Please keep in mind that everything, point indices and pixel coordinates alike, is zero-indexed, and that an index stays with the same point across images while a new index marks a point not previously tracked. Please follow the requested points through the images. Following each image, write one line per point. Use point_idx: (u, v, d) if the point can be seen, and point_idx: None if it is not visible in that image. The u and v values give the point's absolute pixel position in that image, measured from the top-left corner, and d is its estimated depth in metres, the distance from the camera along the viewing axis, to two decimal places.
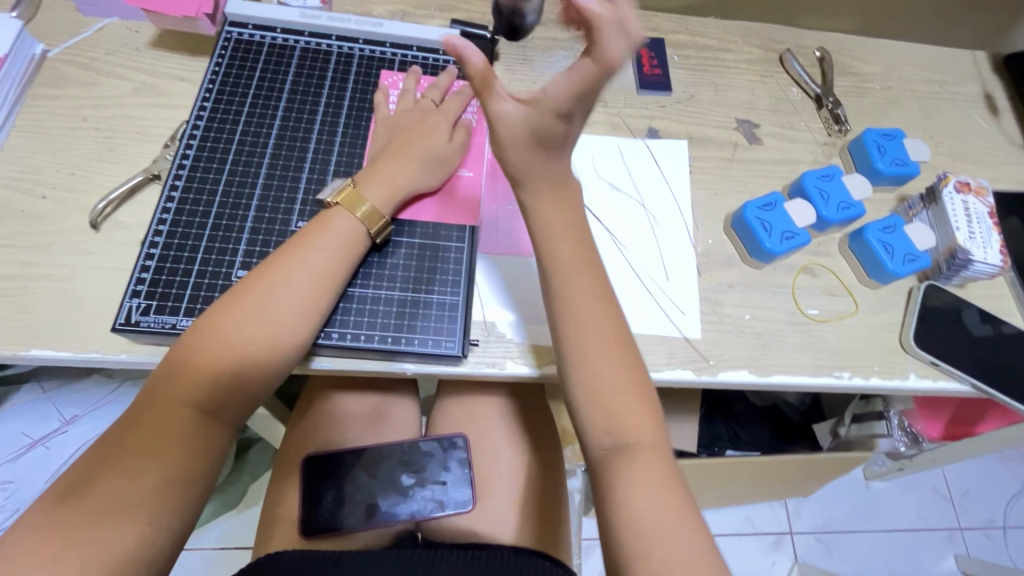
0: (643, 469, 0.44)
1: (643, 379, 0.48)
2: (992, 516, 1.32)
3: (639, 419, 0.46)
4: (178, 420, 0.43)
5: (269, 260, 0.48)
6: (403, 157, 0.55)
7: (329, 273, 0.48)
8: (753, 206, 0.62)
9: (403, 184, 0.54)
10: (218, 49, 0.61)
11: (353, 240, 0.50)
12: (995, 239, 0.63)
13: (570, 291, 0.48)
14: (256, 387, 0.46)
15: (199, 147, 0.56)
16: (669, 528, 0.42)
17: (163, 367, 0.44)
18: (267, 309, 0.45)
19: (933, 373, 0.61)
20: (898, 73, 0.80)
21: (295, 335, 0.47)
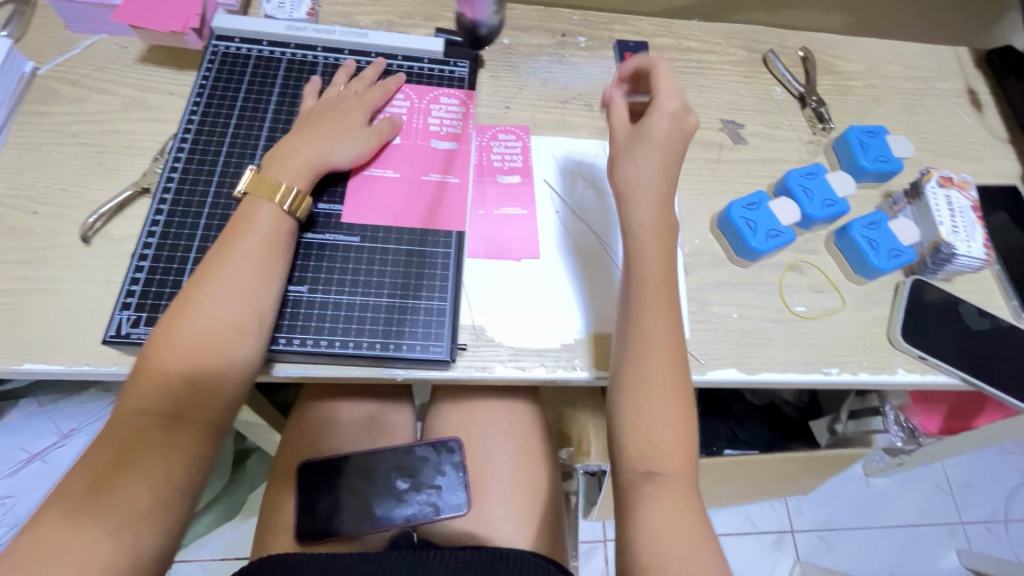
0: (670, 495, 0.45)
1: (691, 419, 0.48)
2: (994, 510, 1.32)
3: (671, 449, 0.46)
4: (147, 430, 0.43)
5: (202, 266, 0.48)
6: (319, 141, 0.55)
7: (259, 265, 0.49)
8: (737, 206, 0.63)
9: (321, 166, 0.54)
10: (205, 62, 0.62)
11: (272, 226, 0.50)
12: (979, 233, 0.64)
13: (645, 327, 0.49)
14: (224, 386, 0.46)
15: (187, 160, 0.57)
16: (687, 553, 0.42)
17: (126, 384, 0.45)
18: (206, 308, 0.46)
19: (921, 367, 0.61)
20: (881, 71, 0.81)
21: (243, 329, 0.47)
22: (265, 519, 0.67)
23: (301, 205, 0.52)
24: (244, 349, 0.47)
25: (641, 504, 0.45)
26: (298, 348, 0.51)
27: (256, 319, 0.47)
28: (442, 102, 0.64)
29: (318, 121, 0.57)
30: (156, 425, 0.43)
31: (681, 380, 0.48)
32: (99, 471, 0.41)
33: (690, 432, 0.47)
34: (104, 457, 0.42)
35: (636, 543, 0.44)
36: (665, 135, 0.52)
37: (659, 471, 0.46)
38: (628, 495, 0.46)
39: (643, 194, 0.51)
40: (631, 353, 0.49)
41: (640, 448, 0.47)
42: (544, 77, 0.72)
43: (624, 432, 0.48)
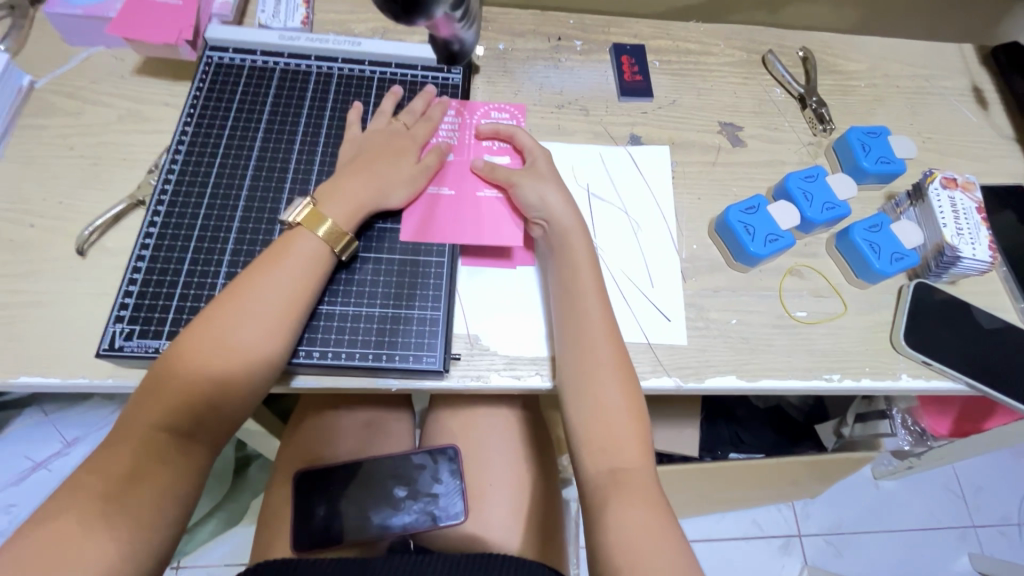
0: (632, 490, 0.46)
1: (646, 421, 0.50)
2: (1006, 513, 1.30)
3: (628, 444, 0.48)
4: (156, 443, 0.43)
5: (240, 280, 0.49)
6: (368, 170, 0.55)
7: (300, 292, 0.49)
8: (735, 210, 0.62)
9: (366, 200, 0.54)
10: (199, 73, 0.62)
11: (318, 258, 0.51)
12: (984, 235, 0.63)
13: (587, 331, 0.52)
14: (232, 409, 0.46)
15: (181, 171, 0.57)
16: (659, 546, 0.43)
17: (141, 389, 0.44)
18: (235, 329, 0.46)
19: (925, 372, 0.60)
20: (883, 70, 0.80)
21: (269, 354, 0.47)
22: (264, 528, 0.67)
23: (343, 242, 0.52)
24: (264, 372, 0.47)
25: (605, 500, 0.46)
26: (297, 360, 0.51)
27: (283, 344, 0.48)
28: (499, 126, 0.65)
29: (384, 146, 0.57)
30: (167, 439, 0.43)
31: (629, 378, 0.51)
32: (91, 485, 0.40)
33: (644, 425, 0.49)
34: (103, 467, 0.41)
35: (604, 542, 0.44)
36: (548, 172, 0.59)
37: (620, 469, 0.47)
38: (595, 497, 0.47)
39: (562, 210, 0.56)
40: (579, 357, 0.51)
41: (598, 448, 0.48)
42: (540, 82, 0.71)
43: (585, 432, 0.49)
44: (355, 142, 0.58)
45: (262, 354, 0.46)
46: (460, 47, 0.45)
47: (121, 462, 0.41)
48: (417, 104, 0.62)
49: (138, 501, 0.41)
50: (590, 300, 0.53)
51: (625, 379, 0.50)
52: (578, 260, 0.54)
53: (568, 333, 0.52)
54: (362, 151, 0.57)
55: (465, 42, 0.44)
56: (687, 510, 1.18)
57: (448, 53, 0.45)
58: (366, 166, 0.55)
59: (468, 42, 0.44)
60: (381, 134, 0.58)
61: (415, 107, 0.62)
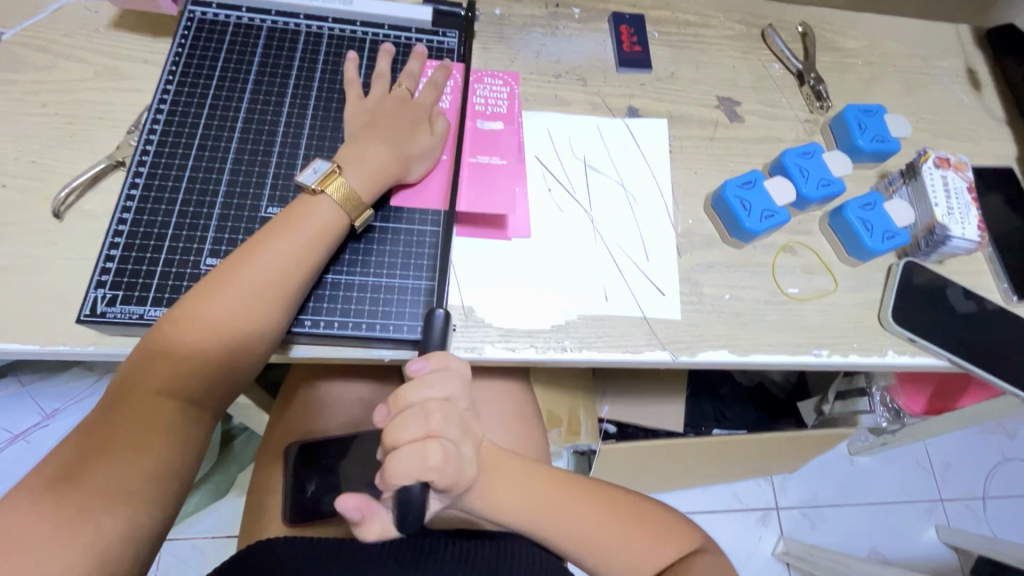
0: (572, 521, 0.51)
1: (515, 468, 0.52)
2: (973, 488, 1.35)
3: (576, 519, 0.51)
4: (162, 410, 0.42)
5: (252, 246, 0.47)
6: (388, 140, 0.54)
7: (311, 260, 0.48)
8: (733, 185, 0.62)
9: (388, 172, 0.53)
10: (181, 29, 0.59)
11: (332, 227, 0.50)
12: (973, 215, 0.63)
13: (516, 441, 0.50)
14: (240, 376, 0.46)
15: (164, 131, 0.54)
16: (618, 538, 0.51)
17: (145, 356, 0.43)
18: (250, 302, 0.45)
19: (910, 349, 0.61)
20: (881, 48, 0.79)
21: (275, 318, 0.46)
22: (254, 501, 0.67)
23: (363, 215, 0.52)
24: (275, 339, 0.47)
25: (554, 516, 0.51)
26: (292, 329, 0.50)
27: (285, 311, 0.47)
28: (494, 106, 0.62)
29: (395, 117, 0.56)
30: (173, 405, 0.43)
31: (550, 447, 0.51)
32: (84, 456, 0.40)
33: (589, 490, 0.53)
34: (98, 433, 0.40)
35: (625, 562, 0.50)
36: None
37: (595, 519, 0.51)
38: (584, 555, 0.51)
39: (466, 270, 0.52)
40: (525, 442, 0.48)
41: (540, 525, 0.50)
42: (537, 50, 0.69)
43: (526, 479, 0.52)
44: (366, 111, 0.57)
45: (266, 321, 0.46)
46: None
47: (119, 431, 0.41)
48: (414, 66, 0.60)
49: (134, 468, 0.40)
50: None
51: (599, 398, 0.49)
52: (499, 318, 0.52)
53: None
54: (377, 121, 0.56)
55: None
56: (670, 484, 1.21)
57: None
58: (382, 131, 0.55)
59: None
60: (397, 104, 0.57)
61: (413, 69, 0.60)
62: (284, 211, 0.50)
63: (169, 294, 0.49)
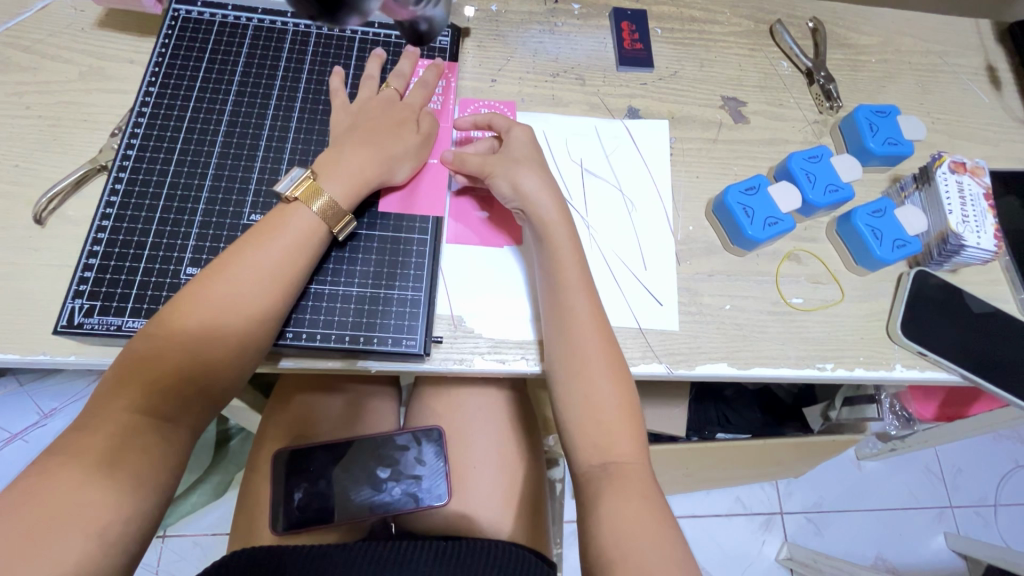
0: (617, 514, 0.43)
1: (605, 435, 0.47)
2: (984, 495, 1.32)
3: (622, 437, 0.47)
4: (132, 427, 0.41)
5: (227, 256, 0.46)
6: (369, 143, 0.52)
7: (287, 270, 0.47)
8: (735, 190, 0.59)
9: (369, 176, 0.51)
10: (165, 29, 0.57)
11: (310, 235, 0.48)
12: (990, 223, 0.60)
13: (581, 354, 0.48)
14: (214, 391, 0.44)
15: (146, 135, 0.53)
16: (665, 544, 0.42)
17: (118, 370, 0.42)
18: (223, 316, 0.44)
19: (920, 363, 0.59)
20: (896, 44, 0.76)
21: (256, 329, 0.45)
22: (244, 508, 0.66)
23: (343, 222, 0.50)
24: (252, 352, 0.46)
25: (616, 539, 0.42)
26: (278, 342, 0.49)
27: (265, 321, 0.46)
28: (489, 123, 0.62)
29: (380, 119, 0.54)
30: (144, 421, 0.41)
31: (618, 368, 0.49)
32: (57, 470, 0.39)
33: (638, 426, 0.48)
34: (69, 449, 0.40)
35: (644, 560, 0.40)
36: (526, 155, 0.55)
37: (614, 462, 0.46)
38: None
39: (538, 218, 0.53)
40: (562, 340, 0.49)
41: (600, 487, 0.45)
42: (534, 48, 0.67)
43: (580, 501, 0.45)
44: (350, 113, 0.55)
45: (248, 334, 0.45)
46: (428, 25, 0.43)
47: (91, 447, 0.40)
48: (404, 67, 0.58)
49: (106, 487, 0.39)
50: (567, 260, 0.51)
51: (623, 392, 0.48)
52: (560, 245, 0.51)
53: (553, 315, 0.50)
54: (357, 123, 0.54)
55: (432, 20, 0.42)
56: (672, 488, 1.19)
57: (416, 34, 0.43)
58: (363, 133, 0.53)
59: (436, 19, 0.42)
60: (379, 105, 0.55)
61: (403, 69, 0.58)
62: (264, 219, 0.49)
63: (148, 304, 0.48)
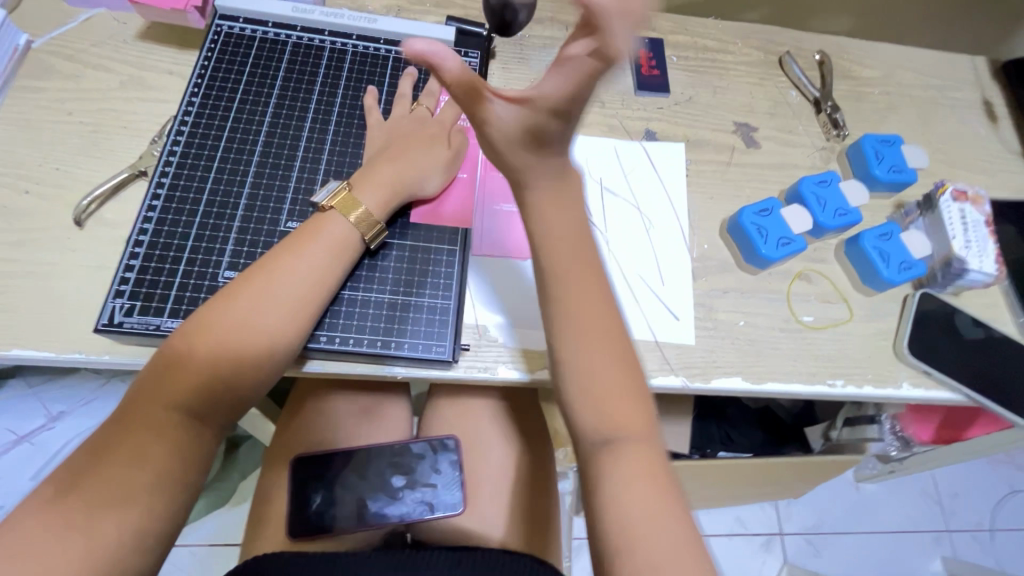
0: (599, 369, 0.43)
1: (632, 378, 0.44)
2: (980, 519, 1.33)
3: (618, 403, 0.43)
4: (166, 425, 0.42)
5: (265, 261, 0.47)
6: (400, 159, 0.55)
7: (322, 276, 0.48)
8: (749, 212, 0.62)
9: (400, 189, 0.54)
10: (208, 43, 0.60)
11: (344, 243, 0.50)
12: (991, 248, 0.63)
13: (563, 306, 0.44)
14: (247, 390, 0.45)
15: (188, 143, 0.55)
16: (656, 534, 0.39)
17: (157, 365, 0.43)
18: (260, 319, 0.45)
19: (926, 382, 0.61)
20: (898, 78, 0.80)
21: (281, 344, 0.46)
22: (258, 513, 0.66)
23: (375, 232, 0.52)
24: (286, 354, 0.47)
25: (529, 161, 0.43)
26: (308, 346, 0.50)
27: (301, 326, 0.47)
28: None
29: (411, 136, 0.57)
30: (178, 420, 0.42)
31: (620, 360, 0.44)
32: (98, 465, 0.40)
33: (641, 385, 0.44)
34: (105, 448, 0.40)
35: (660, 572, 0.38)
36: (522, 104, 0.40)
37: (616, 441, 0.42)
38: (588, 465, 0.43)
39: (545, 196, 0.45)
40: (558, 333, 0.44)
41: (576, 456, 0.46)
42: None
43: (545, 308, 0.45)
44: (384, 130, 0.57)
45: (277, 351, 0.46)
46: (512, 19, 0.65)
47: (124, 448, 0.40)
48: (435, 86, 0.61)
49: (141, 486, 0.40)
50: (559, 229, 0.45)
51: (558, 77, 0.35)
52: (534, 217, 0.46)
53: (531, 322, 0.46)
54: (391, 140, 0.56)
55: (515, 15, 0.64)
56: None
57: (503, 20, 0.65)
58: (397, 150, 0.55)
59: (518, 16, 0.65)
60: (411, 124, 0.58)
61: (434, 87, 0.61)
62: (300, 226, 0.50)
63: (187, 306, 0.49)
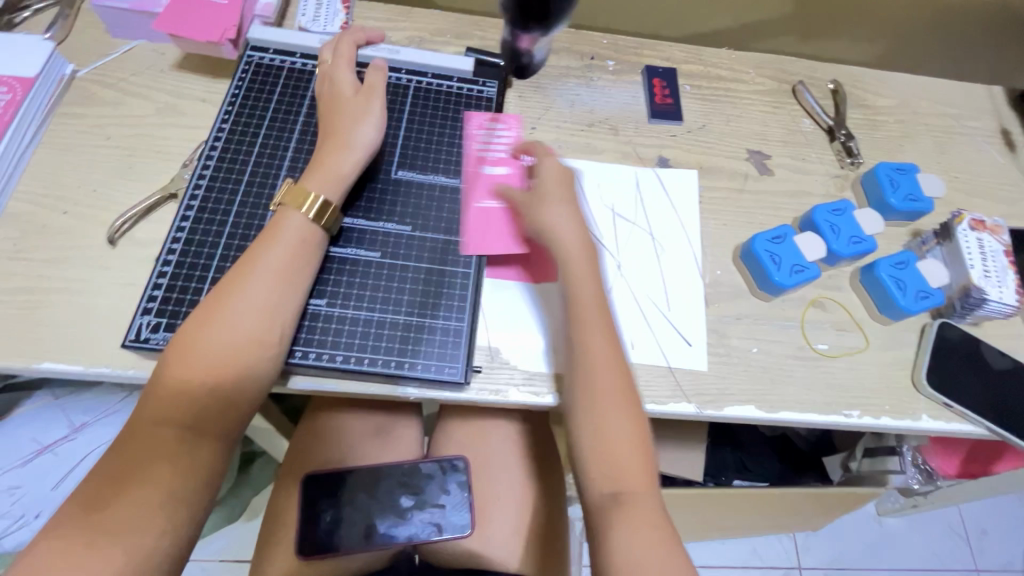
0: (617, 435, 0.49)
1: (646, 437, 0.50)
2: (1011, 559, 1.28)
3: (636, 472, 0.48)
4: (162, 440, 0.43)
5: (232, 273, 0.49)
6: (325, 142, 0.56)
7: (284, 272, 0.49)
8: (763, 238, 0.62)
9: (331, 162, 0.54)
10: (239, 72, 0.63)
11: (304, 237, 0.51)
12: (1011, 278, 0.62)
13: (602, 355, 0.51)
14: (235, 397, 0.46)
15: (217, 167, 0.58)
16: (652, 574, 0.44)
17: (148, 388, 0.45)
18: (229, 326, 0.46)
19: (946, 414, 0.59)
20: (913, 107, 0.80)
21: (251, 349, 0.47)
22: (269, 530, 0.67)
23: (330, 217, 0.53)
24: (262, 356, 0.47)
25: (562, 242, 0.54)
26: (300, 361, 0.51)
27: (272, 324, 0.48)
28: (504, 136, 0.65)
29: (328, 115, 0.57)
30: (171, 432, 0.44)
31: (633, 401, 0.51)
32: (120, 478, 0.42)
33: (649, 456, 0.50)
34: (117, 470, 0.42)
35: None
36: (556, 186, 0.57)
37: (625, 493, 0.48)
38: (599, 525, 0.47)
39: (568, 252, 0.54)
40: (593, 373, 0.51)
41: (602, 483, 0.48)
42: (571, 100, 0.72)
43: (574, 369, 0.52)
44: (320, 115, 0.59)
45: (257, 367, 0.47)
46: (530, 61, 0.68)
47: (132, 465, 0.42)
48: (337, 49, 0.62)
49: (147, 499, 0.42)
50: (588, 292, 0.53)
51: (574, 201, 0.57)
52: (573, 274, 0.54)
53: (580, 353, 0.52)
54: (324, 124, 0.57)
55: (533, 59, 0.69)
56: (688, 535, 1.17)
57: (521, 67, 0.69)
58: (330, 134, 0.56)
59: (536, 59, 0.69)
60: (334, 96, 0.58)
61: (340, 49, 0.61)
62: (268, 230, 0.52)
63: None
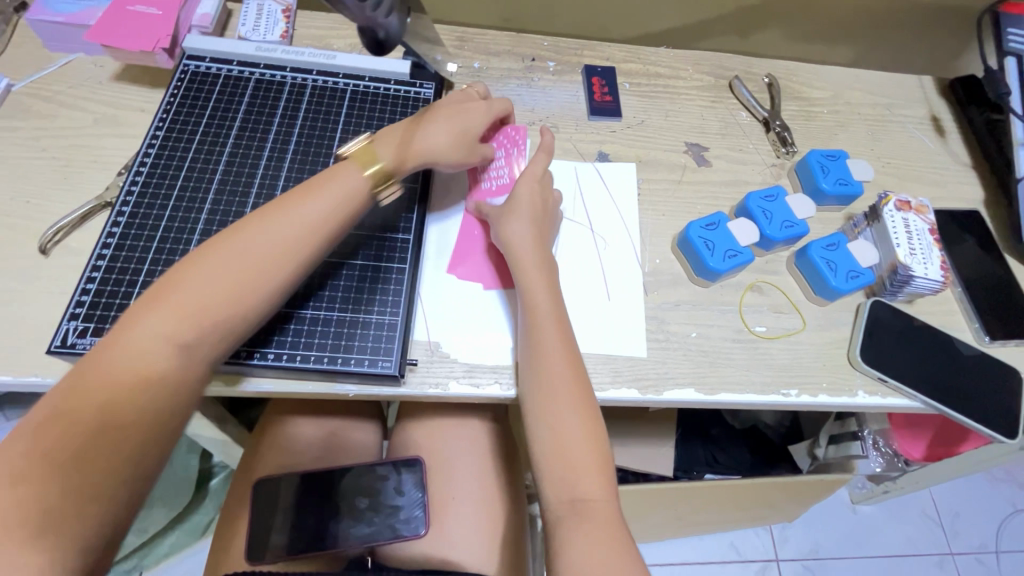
0: (570, 436, 0.50)
1: (603, 435, 0.51)
2: (984, 540, 1.29)
3: (591, 478, 0.49)
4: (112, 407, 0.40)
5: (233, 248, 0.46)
6: None
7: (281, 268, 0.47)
8: (696, 226, 0.64)
9: None
10: (175, 82, 0.64)
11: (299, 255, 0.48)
12: (936, 255, 0.64)
13: (549, 359, 0.52)
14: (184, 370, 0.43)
15: (149, 174, 0.58)
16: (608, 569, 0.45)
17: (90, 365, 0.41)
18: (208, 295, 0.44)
19: (881, 390, 0.61)
20: (846, 97, 0.83)
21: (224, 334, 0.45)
22: (220, 541, 0.66)
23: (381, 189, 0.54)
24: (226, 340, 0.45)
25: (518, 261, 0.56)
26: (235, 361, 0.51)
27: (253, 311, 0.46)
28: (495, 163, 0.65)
29: None
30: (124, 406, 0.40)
31: (588, 406, 0.51)
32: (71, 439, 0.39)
33: (606, 458, 0.50)
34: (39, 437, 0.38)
35: None
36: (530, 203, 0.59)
37: (582, 498, 0.48)
38: (556, 528, 0.48)
39: (524, 260, 0.56)
40: (536, 376, 0.52)
41: (557, 484, 0.49)
42: (512, 100, 0.73)
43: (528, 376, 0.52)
44: None
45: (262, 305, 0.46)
46: (386, 34, 0.59)
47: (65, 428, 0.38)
48: None
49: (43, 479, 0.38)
50: (540, 296, 0.55)
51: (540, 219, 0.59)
52: (534, 283, 0.55)
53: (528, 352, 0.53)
54: None
55: (388, 30, 0.58)
56: (664, 532, 1.17)
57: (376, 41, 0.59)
58: None
59: (391, 29, 0.58)
60: None
61: None
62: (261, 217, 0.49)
63: None
